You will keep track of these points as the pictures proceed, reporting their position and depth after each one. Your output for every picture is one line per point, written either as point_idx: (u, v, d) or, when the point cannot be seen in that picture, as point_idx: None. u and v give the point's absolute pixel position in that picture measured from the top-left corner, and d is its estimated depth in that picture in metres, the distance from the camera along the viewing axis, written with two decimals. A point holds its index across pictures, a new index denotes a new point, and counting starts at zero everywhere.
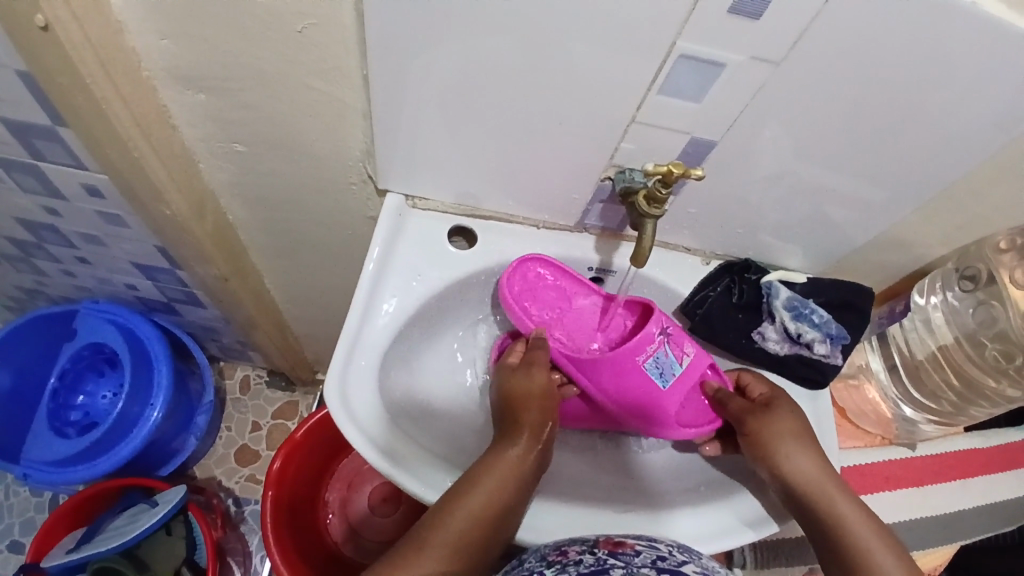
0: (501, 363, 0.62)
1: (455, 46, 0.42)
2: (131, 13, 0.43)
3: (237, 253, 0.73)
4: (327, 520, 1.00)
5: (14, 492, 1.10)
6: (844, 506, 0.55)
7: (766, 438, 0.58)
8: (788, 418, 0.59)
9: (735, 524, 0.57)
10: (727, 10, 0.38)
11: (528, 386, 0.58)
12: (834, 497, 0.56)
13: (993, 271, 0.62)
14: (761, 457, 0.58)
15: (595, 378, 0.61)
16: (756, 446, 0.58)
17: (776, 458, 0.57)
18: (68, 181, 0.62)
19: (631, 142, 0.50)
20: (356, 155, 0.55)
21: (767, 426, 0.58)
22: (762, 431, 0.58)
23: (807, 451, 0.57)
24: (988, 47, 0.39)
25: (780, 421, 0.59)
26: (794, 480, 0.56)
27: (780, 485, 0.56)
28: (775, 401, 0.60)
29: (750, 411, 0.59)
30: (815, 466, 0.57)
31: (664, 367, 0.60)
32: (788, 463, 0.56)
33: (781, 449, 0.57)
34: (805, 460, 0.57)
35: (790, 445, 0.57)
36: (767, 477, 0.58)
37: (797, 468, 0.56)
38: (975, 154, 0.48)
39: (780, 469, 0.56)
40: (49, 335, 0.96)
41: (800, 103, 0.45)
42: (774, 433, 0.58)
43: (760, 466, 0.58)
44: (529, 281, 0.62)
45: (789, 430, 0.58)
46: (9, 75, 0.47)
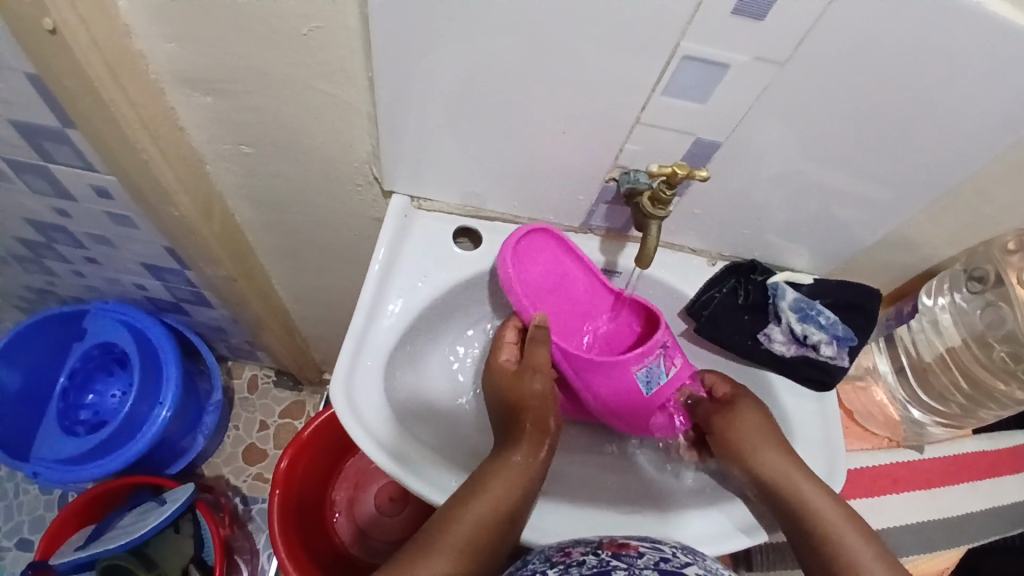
0: (496, 362, 0.61)
1: (459, 48, 0.42)
2: (139, 16, 0.43)
3: (244, 254, 0.74)
4: (335, 519, 1.01)
5: (24, 490, 1.11)
6: (817, 497, 0.57)
7: (733, 437, 0.60)
8: (752, 415, 0.61)
9: (737, 528, 0.56)
10: (730, 11, 0.38)
11: (528, 389, 0.58)
12: (806, 490, 0.57)
13: (1001, 271, 0.61)
14: (732, 455, 0.61)
15: (583, 376, 0.60)
16: (723, 445, 0.61)
17: (745, 456, 0.59)
18: (78, 182, 0.62)
19: (636, 143, 0.50)
20: (361, 157, 0.55)
21: (731, 425, 0.61)
22: (727, 430, 0.61)
23: (775, 446, 0.59)
24: (995, 46, 0.39)
25: (743, 418, 0.61)
26: (764, 475, 0.58)
27: (752, 482, 0.59)
28: (738, 399, 0.62)
29: (715, 414, 0.62)
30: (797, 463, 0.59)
31: (652, 376, 0.60)
32: (768, 459, 0.59)
33: (748, 447, 0.59)
34: (786, 458, 0.59)
35: (758, 441, 0.60)
36: (739, 474, 0.61)
37: (766, 463, 0.58)
38: (981, 155, 0.48)
39: (754, 466, 0.59)
40: (59, 334, 0.97)
41: (806, 104, 0.45)
42: (740, 430, 0.60)
43: (732, 465, 0.61)
44: (531, 255, 0.60)
45: (753, 426, 0.60)
46: (19, 77, 0.48)
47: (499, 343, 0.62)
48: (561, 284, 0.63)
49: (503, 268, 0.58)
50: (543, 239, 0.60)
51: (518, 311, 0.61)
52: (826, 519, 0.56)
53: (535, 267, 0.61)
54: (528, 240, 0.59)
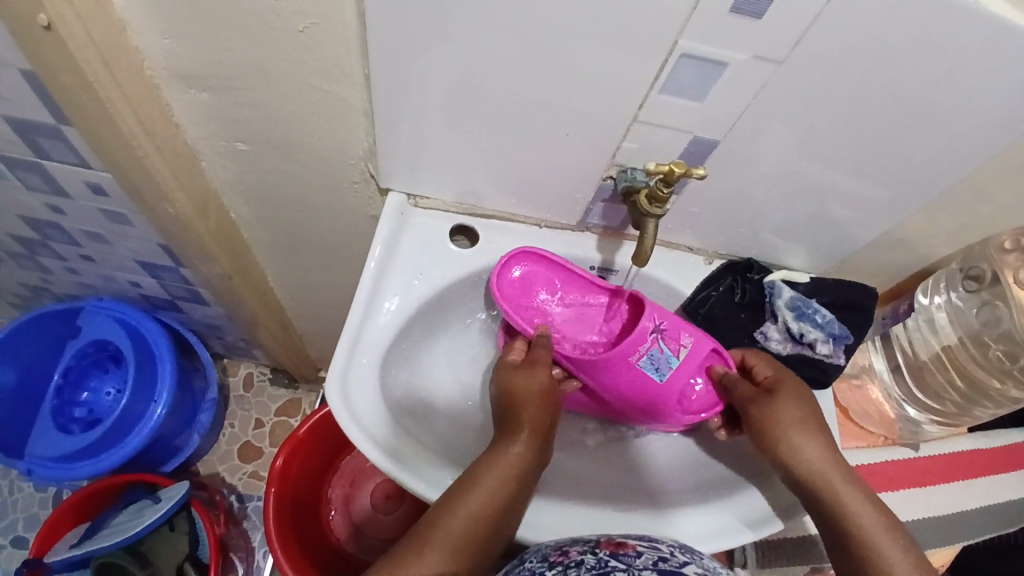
0: (501, 360, 0.61)
1: (457, 46, 0.42)
2: (134, 12, 0.43)
3: (240, 251, 0.73)
4: (331, 518, 1.01)
5: (19, 488, 1.11)
6: (849, 493, 0.55)
7: (771, 426, 0.57)
8: (792, 405, 0.58)
9: (743, 523, 0.57)
10: (729, 10, 0.38)
11: (529, 385, 0.57)
12: (838, 486, 0.55)
13: (997, 270, 0.61)
14: (764, 446, 0.58)
15: (594, 378, 0.60)
16: (759, 434, 0.58)
17: (780, 447, 0.57)
18: (73, 179, 0.62)
19: (633, 141, 0.50)
20: (358, 153, 0.55)
21: (770, 414, 0.58)
22: (767, 419, 0.58)
23: (812, 438, 0.57)
24: (995, 45, 0.39)
25: (783, 407, 0.58)
26: (798, 468, 0.56)
27: (784, 474, 0.57)
28: (780, 385, 0.59)
29: (755, 400, 0.58)
30: (823, 456, 0.56)
31: (660, 362, 0.60)
32: (797, 451, 0.56)
33: (785, 438, 0.57)
34: (814, 449, 0.56)
35: (795, 432, 0.57)
36: (770, 464, 0.58)
37: (801, 456, 0.56)
38: (979, 155, 0.48)
39: (784, 458, 0.56)
40: (55, 332, 0.96)
41: (805, 103, 0.45)
42: (778, 421, 0.57)
43: (765, 455, 0.58)
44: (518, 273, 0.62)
45: (791, 417, 0.58)
46: (13, 73, 0.47)
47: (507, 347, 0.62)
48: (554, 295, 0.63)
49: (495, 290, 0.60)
50: (525, 257, 0.61)
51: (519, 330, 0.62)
52: (859, 517, 0.54)
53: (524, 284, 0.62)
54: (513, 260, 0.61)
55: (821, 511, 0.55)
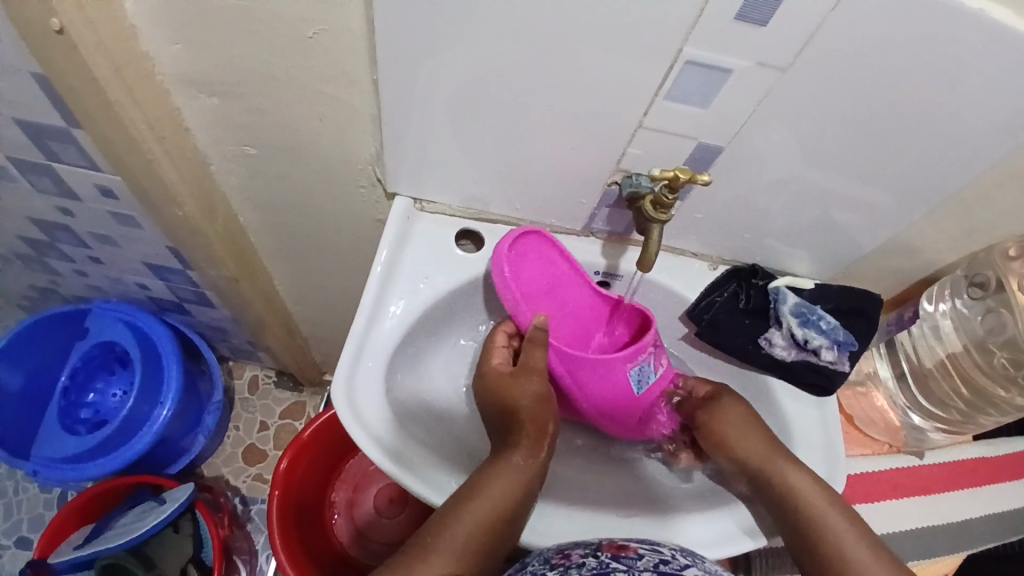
0: (489, 366, 0.60)
1: (463, 51, 0.43)
2: (146, 18, 0.44)
3: (247, 255, 0.74)
4: (333, 521, 1.01)
5: (25, 489, 1.11)
6: (798, 479, 0.57)
7: (715, 429, 0.60)
8: (734, 406, 0.61)
9: (749, 528, 0.57)
10: (733, 17, 0.38)
11: (517, 395, 0.57)
12: (788, 475, 0.57)
13: (1001, 278, 0.61)
14: (714, 446, 0.60)
15: (585, 380, 0.60)
16: (709, 437, 0.61)
17: (727, 443, 0.59)
18: (83, 182, 0.63)
19: (637, 147, 0.50)
20: (364, 158, 0.56)
21: (714, 417, 0.60)
22: (711, 423, 0.60)
23: (756, 431, 0.59)
24: (1000, 53, 0.39)
25: (726, 410, 0.60)
26: (747, 461, 0.58)
27: (737, 470, 0.59)
28: (721, 394, 0.61)
29: (699, 411, 0.62)
30: (773, 449, 0.58)
31: (644, 376, 0.61)
32: (740, 444, 0.59)
33: (732, 437, 0.59)
34: (754, 439, 0.59)
35: (739, 430, 0.60)
36: (725, 464, 0.60)
37: (749, 450, 0.58)
38: (984, 160, 0.48)
39: (733, 452, 0.59)
40: (62, 333, 0.97)
41: (807, 109, 0.45)
42: (722, 421, 0.60)
43: (718, 457, 0.61)
44: (523, 257, 0.59)
45: (733, 416, 0.60)
46: (26, 78, 0.48)
47: (489, 348, 0.61)
48: (555, 287, 0.62)
49: (496, 260, 0.58)
50: (533, 241, 0.59)
51: (511, 310, 0.59)
52: (807, 502, 0.56)
53: (528, 270, 0.60)
54: (524, 241, 0.59)
55: (773, 501, 0.57)
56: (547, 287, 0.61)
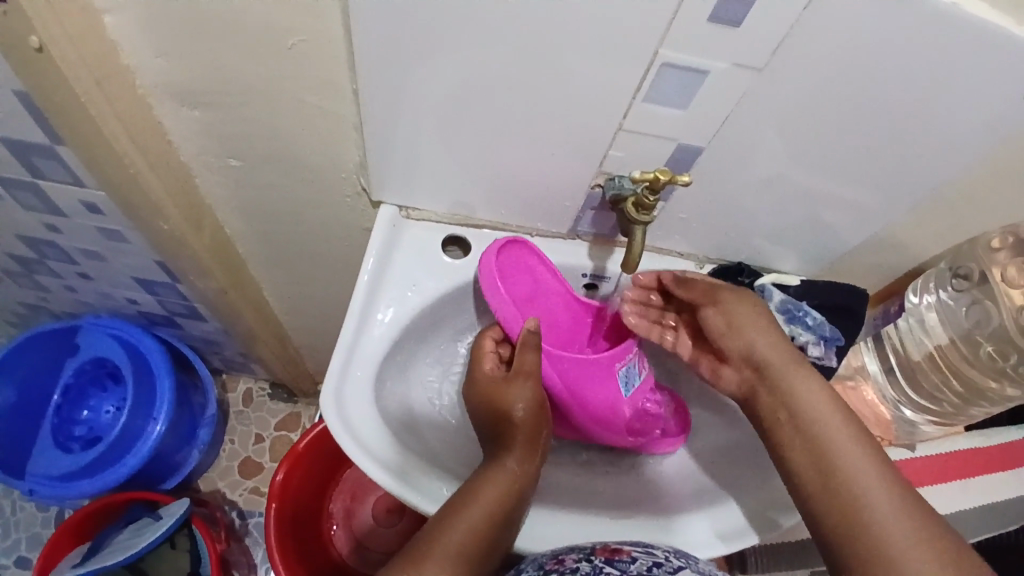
0: (480, 372, 0.60)
1: (443, 60, 0.43)
2: (127, 33, 0.44)
3: (236, 266, 0.74)
4: (332, 531, 1.01)
5: (18, 508, 1.11)
6: (814, 403, 0.54)
7: (733, 312, 0.58)
8: (753, 301, 0.59)
9: (747, 527, 0.56)
10: (707, 20, 0.39)
11: (509, 400, 0.57)
12: (836, 437, 0.52)
13: (984, 270, 0.63)
14: (729, 330, 0.58)
15: (575, 384, 0.61)
16: (722, 318, 0.59)
17: (743, 334, 0.58)
18: (69, 198, 0.63)
19: (620, 150, 0.51)
20: (349, 167, 0.56)
21: (738, 304, 0.59)
22: (729, 304, 0.59)
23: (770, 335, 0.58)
24: (972, 47, 0.40)
25: (746, 300, 0.59)
26: (768, 374, 0.57)
27: (782, 421, 0.55)
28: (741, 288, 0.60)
29: (711, 293, 0.60)
30: (786, 363, 0.57)
31: (631, 378, 0.62)
32: (756, 340, 0.57)
33: (781, 375, 0.56)
34: (769, 342, 0.57)
35: (800, 378, 0.55)
36: (733, 349, 0.59)
37: (804, 402, 0.54)
38: (963, 153, 0.49)
39: (748, 342, 0.58)
40: (52, 350, 0.97)
41: (787, 108, 0.45)
42: (779, 364, 0.56)
43: (729, 344, 0.59)
44: (507, 266, 0.61)
45: (794, 360, 0.56)
46: (7, 95, 0.48)
47: (479, 353, 0.61)
48: (536, 296, 0.63)
49: (487, 264, 0.59)
50: (516, 250, 0.61)
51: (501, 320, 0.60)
52: (830, 436, 0.52)
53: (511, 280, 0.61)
54: (508, 249, 0.60)
55: (812, 458, 0.52)
56: (529, 295, 0.63)
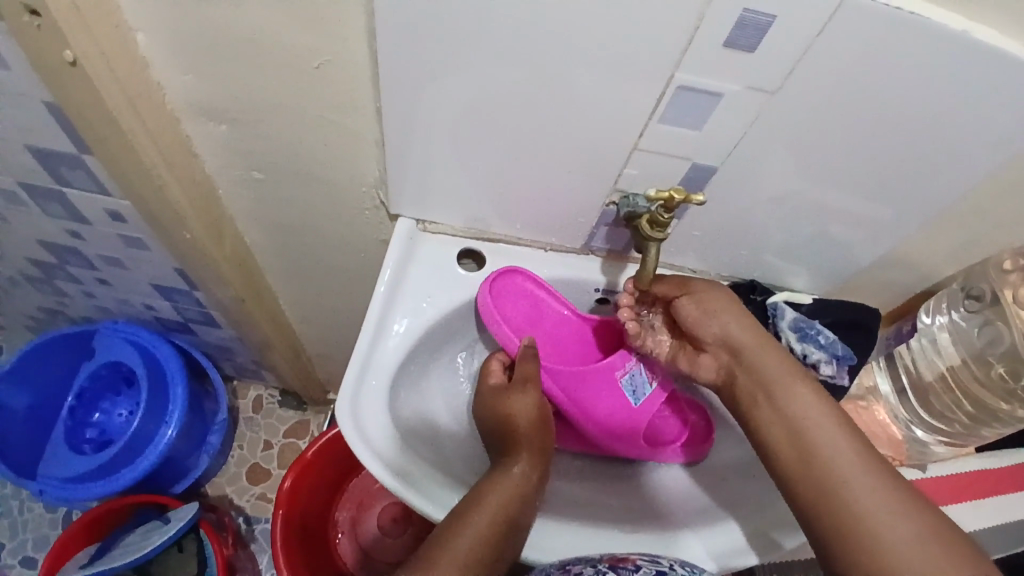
0: (484, 386, 0.62)
1: (462, 78, 0.44)
2: (158, 49, 0.45)
3: (253, 275, 0.75)
4: (337, 541, 1.01)
5: (29, 509, 1.12)
6: (792, 388, 0.54)
7: (707, 299, 0.57)
8: (724, 290, 0.58)
9: (755, 543, 0.56)
10: (722, 44, 0.40)
11: (519, 410, 0.59)
12: (810, 418, 0.52)
13: (996, 290, 0.62)
14: (700, 313, 0.58)
15: (579, 398, 0.63)
16: (696, 305, 0.58)
17: (715, 318, 0.57)
18: (93, 206, 0.64)
19: (634, 168, 0.52)
20: (368, 181, 0.57)
21: (710, 289, 0.58)
22: (703, 291, 0.58)
23: (744, 319, 0.57)
24: (984, 72, 0.41)
25: (718, 287, 0.58)
26: (747, 358, 0.56)
27: (779, 432, 0.53)
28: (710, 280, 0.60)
29: (683, 283, 0.59)
30: (758, 342, 0.56)
31: (637, 386, 0.64)
32: (727, 323, 0.57)
33: (777, 381, 0.54)
34: (741, 325, 0.56)
35: (799, 389, 0.53)
36: (707, 336, 0.58)
37: (797, 404, 0.53)
38: (975, 175, 0.49)
39: (721, 324, 0.57)
40: (70, 354, 0.98)
41: (800, 130, 0.46)
42: (775, 373, 0.54)
43: (704, 330, 0.58)
44: (505, 291, 0.63)
45: (792, 369, 0.54)
46: (39, 107, 0.50)
47: (484, 372, 0.64)
48: (539, 317, 0.65)
49: (481, 292, 0.61)
50: (511, 276, 0.63)
51: (503, 346, 0.64)
52: (803, 417, 0.52)
53: (511, 304, 0.64)
54: (504, 278, 0.62)
55: (812, 472, 0.50)
56: (530, 316, 0.65)
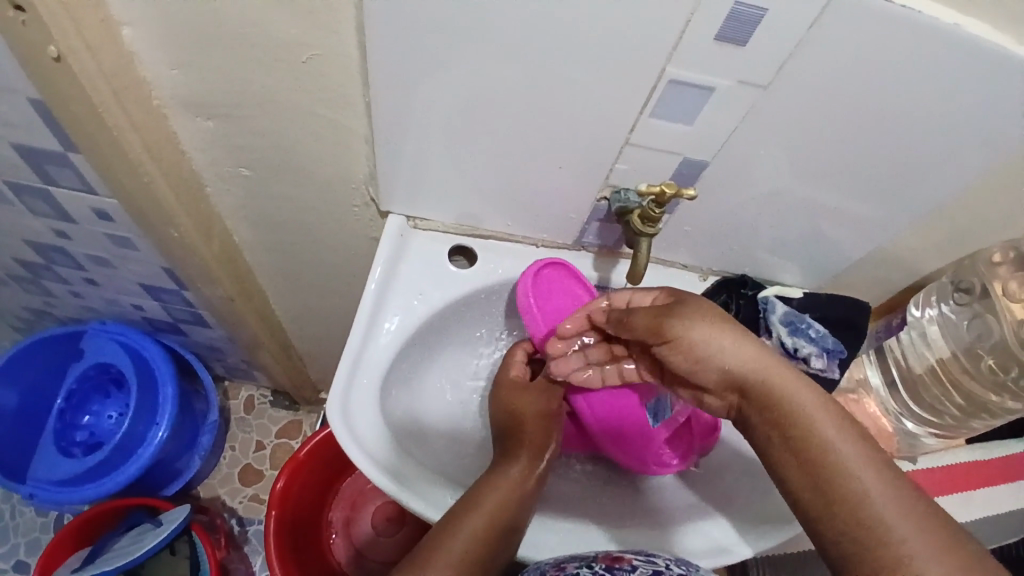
0: (505, 377, 0.62)
1: (454, 73, 0.44)
2: (144, 44, 0.45)
3: (243, 274, 0.75)
4: (331, 541, 1.01)
5: (19, 512, 1.11)
6: (797, 394, 0.47)
7: (691, 344, 0.49)
8: (705, 313, 0.49)
9: (751, 537, 0.57)
10: (713, 38, 0.40)
11: (531, 407, 0.60)
12: (813, 419, 0.47)
13: (986, 284, 0.63)
14: (691, 361, 0.49)
15: (591, 400, 0.63)
16: (683, 354, 0.49)
17: (708, 360, 0.49)
18: (80, 205, 0.63)
19: (625, 163, 0.52)
20: (358, 177, 0.56)
21: (691, 325, 0.49)
22: (682, 335, 0.49)
23: (733, 340, 0.48)
24: (973, 67, 0.41)
25: (695, 314, 0.49)
26: (748, 381, 0.48)
27: (783, 445, 0.48)
28: (681, 297, 0.51)
29: (656, 323, 0.50)
30: (752, 356, 0.48)
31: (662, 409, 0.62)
32: (717, 356, 0.48)
33: (789, 408, 0.47)
34: (734, 348, 0.48)
35: (827, 424, 0.46)
36: (712, 381, 0.50)
37: (800, 405, 0.47)
38: (965, 169, 0.49)
39: (714, 364, 0.48)
40: (57, 355, 0.97)
41: (790, 125, 0.46)
42: (800, 407, 0.47)
43: (701, 377, 0.50)
44: (548, 284, 0.62)
45: (818, 399, 0.47)
46: (23, 103, 0.49)
47: (508, 361, 0.63)
48: None
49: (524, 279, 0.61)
50: (556, 270, 0.62)
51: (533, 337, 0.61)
52: (804, 416, 0.47)
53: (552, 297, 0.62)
54: (548, 271, 0.62)
55: (838, 518, 0.44)
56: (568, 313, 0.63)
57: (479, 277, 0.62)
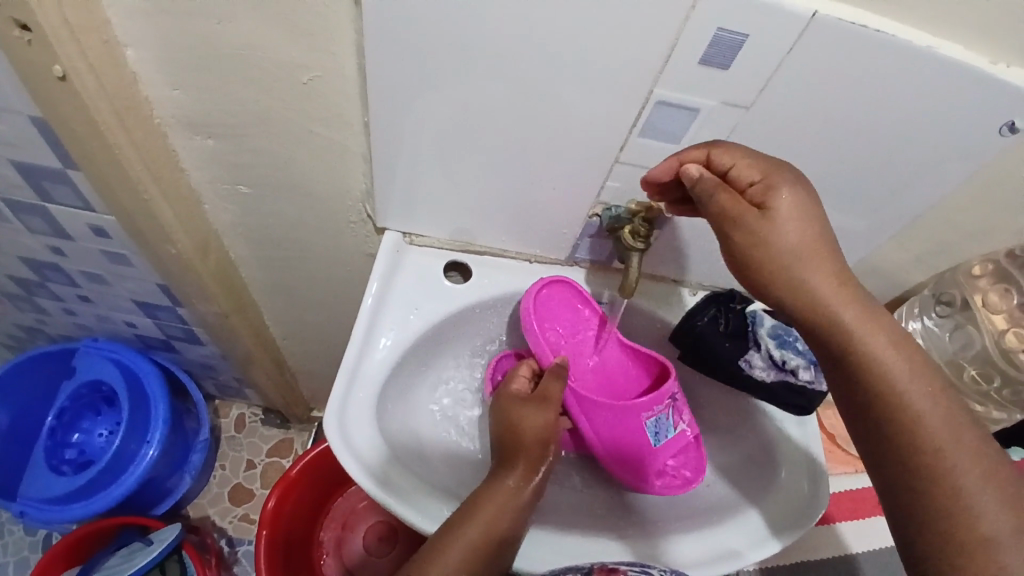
0: (506, 390, 0.62)
1: (449, 93, 0.45)
2: (147, 66, 0.46)
3: (238, 289, 0.75)
4: (322, 562, 1.00)
5: (7, 532, 1.09)
6: (873, 338, 0.44)
7: (753, 259, 0.46)
8: (789, 227, 0.45)
9: (772, 534, 0.57)
10: (698, 61, 0.42)
11: (534, 422, 0.58)
12: (887, 365, 0.44)
13: (966, 296, 0.64)
14: (747, 273, 0.47)
15: (590, 420, 0.62)
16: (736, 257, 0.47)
17: (768, 280, 0.46)
18: (77, 222, 0.64)
19: (615, 180, 0.53)
20: (355, 195, 0.58)
21: (759, 241, 0.45)
22: (743, 248, 0.46)
23: (810, 265, 0.45)
24: (945, 87, 0.43)
25: (777, 229, 0.45)
26: (809, 311, 0.45)
27: (838, 380, 0.46)
28: (773, 194, 0.45)
29: (730, 219, 0.46)
30: (825, 283, 0.45)
31: (661, 428, 0.61)
32: (782, 279, 0.45)
33: (848, 343, 0.45)
34: (806, 270, 0.45)
35: (900, 370, 0.44)
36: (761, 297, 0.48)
37: (873, 349, 0.44)
38: (942, 184, 0.51)
39: (772, 286, 0.46)
40: (48, 373, 0.97)
41: (773, 143, 0.48)
42: (872, 351, 0.44)
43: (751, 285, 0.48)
44: (548, 303, 0.64)
45: (894, 345, 0.44)
46: (26, 122, 0.50)
47: (511, 375, 0.63)
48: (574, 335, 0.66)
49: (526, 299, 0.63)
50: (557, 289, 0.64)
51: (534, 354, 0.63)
52: (876, 359, 0.44)
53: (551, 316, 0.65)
54: (550, 288, 0.64)
55: (900, 465, 0.43)
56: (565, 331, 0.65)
57: (475, 290, 0.64)
